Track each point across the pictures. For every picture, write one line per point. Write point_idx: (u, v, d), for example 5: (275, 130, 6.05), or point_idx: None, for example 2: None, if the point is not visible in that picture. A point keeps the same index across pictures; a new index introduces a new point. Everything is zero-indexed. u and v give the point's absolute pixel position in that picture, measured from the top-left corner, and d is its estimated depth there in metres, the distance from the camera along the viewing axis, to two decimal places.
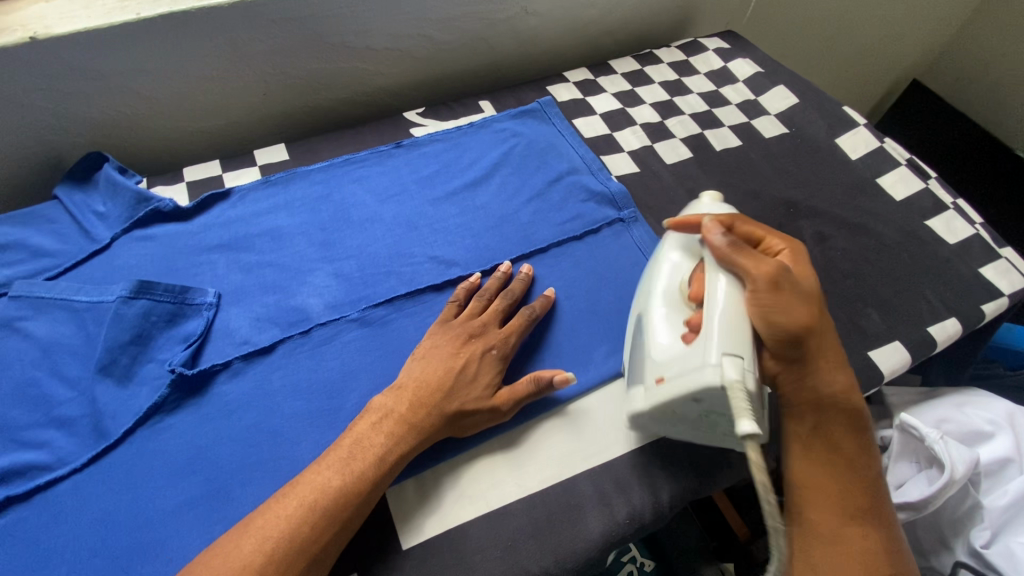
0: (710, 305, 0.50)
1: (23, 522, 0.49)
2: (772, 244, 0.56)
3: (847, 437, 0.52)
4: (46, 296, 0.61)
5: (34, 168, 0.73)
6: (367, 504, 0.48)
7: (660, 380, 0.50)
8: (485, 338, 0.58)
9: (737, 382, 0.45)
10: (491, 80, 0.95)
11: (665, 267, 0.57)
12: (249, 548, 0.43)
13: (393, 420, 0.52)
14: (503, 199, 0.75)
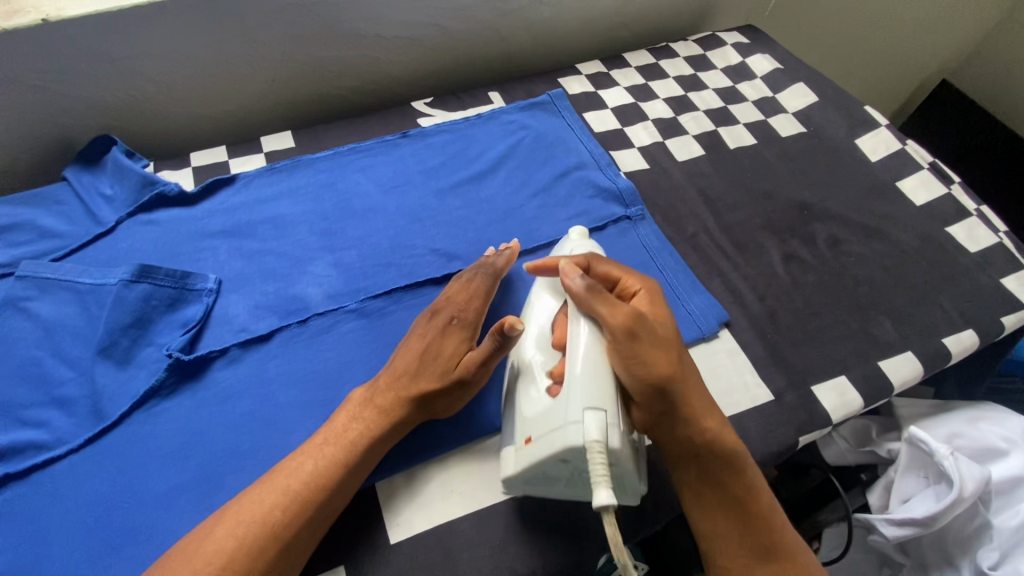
0: (571, 362, 0.48)
1: (20, 499, 0.50)
2: (629, 285, 0.54)
3: (733, 477, 0.50)
4: (51, 277, 0.61)
5: (46, 149, 0.74)
6: (344, 490, 0.48)
7: (529, 439, 0.48)
8: (452, 312, 0.57)
9: (596, 442, 0.43)
10: (503, 71, 0.94)
11: (536, 314, 0.55)
12: (223, 533, 0.44)
13: (363, 407, 0.52)
14: (507, 192, 0.74)
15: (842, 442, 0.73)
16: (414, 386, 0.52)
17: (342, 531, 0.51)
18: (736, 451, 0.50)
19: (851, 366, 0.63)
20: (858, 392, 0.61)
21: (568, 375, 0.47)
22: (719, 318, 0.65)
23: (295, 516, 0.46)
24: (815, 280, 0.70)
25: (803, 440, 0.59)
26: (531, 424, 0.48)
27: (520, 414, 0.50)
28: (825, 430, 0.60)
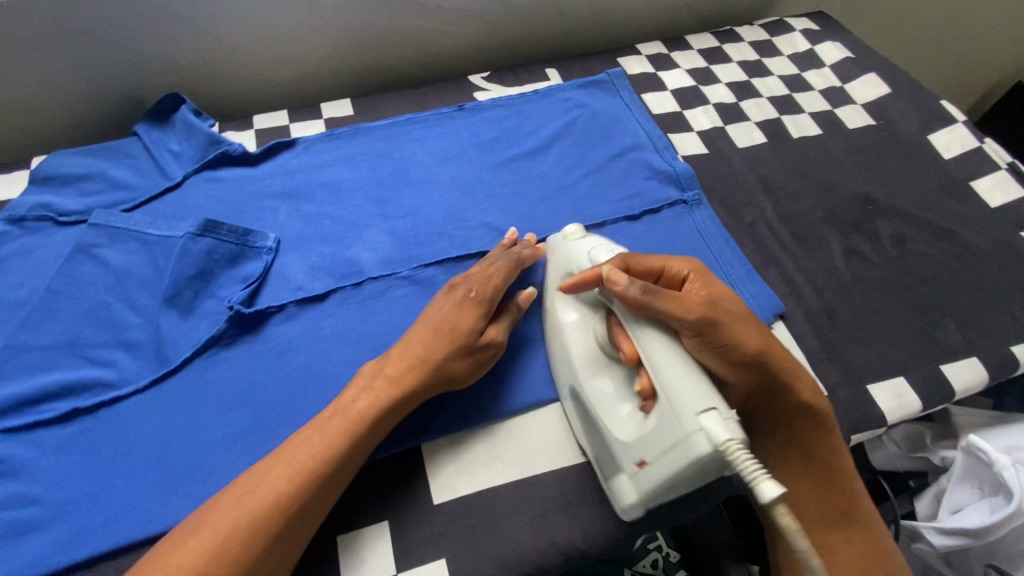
0: (654, 372, 0.45)
1: (89, 432, 0.52)
2: (673, 268, 0.53)
3: (820, 443, 0.51)
4: (122, 227, 0.64)
5: (118, 104, 0.77)
6: (348, 465, 0.47)
7: (647, 466, 0.45)
8: (467, 284, 0.57)
9: (730, 441, 0.40)
10: (560, 49, 0.93)
11: (572, 334, 0.54)
12: (229, 503, 0.43)
13: (366, 395, 0.50)
14: (562, 170, 0.73)
15: (892, 446, 0.71)
16: (431, 352, 0.52)
17: (388, 489, 0.52)
18: (827, 420, 0.51)
19: (910, 368, 0.61)
20: (917, 395, 0.59)
21: (663, 384, 0.44)
22: (774, 309, 0.63)
23: (309, 487, 0.45)
24: (876, 278, 0.67)
25: (855, 439, 0.57)
26: (638, 451, 0.46)
27: (616, 438, 0.48)
28: (879, 430, 0.58)
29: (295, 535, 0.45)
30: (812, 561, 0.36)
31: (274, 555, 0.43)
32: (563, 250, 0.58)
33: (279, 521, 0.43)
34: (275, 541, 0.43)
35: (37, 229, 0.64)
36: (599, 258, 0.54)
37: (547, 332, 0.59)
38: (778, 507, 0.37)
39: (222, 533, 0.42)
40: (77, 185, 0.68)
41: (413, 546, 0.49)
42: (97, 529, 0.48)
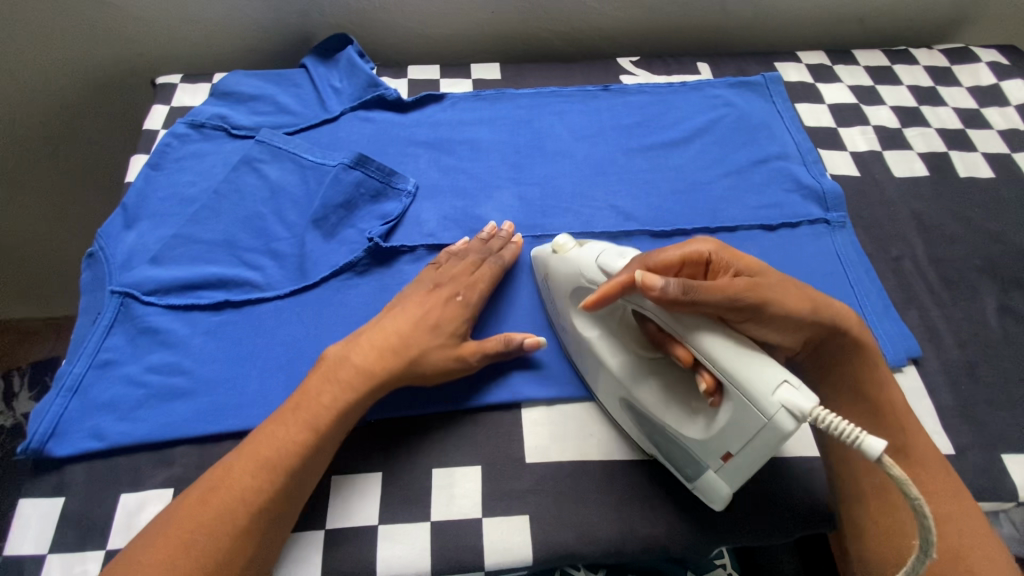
0: (719, 369, 0.41)
1: (233, 324, 0.58)
2: (694, 251, 0.47)
3: (867, 381, 0.51)
4: (284, 149, 0.69)
5: (292, 37, 0.83)
6: (319, 455, 0.48)
7: (741, 462, 0.43)
8: (444, 291, 0.56)
9: (819, 411, 0.38)
10: (712, 45, 0.90)
11: (601, 348, 0.51)
12: (193, 501, 0.44)
13: (387, 352, 0.51)
14: (700, 166, 0.72)
15: (1008, 527, 0.62)
16: (411, 346, 0.52)
17: (485, 438, 0.54)
18: (873, 359, 0.50)
19: None
20: None
21: (733, 377, 0.41)
22: (909, 352, 0.59)
23: (329, 400, 0.49)
24: None
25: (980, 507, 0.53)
26: (721, 449, 0.44)
27: (689, 435, 0.46)
28: (1009, 505, 0.53)
29: (327, 437, 0.48)
30: (925, 511, 0.36)
31: (317, 454, 0.47)
32: (557, 263, 0.54)
33: (311, 422, 0.48)
34: (310, 441, 0.47)
35: (211, 137, 0.71)
36: (613, 265, 0.48)
37: (568, 343, 0.56)
38: (885, 460, 0.36)
39: (260, 444, 0.47)
40: (249, 105, 0.74)
41: (502, 497, 0.51)
42: (230, 409, 0.53)
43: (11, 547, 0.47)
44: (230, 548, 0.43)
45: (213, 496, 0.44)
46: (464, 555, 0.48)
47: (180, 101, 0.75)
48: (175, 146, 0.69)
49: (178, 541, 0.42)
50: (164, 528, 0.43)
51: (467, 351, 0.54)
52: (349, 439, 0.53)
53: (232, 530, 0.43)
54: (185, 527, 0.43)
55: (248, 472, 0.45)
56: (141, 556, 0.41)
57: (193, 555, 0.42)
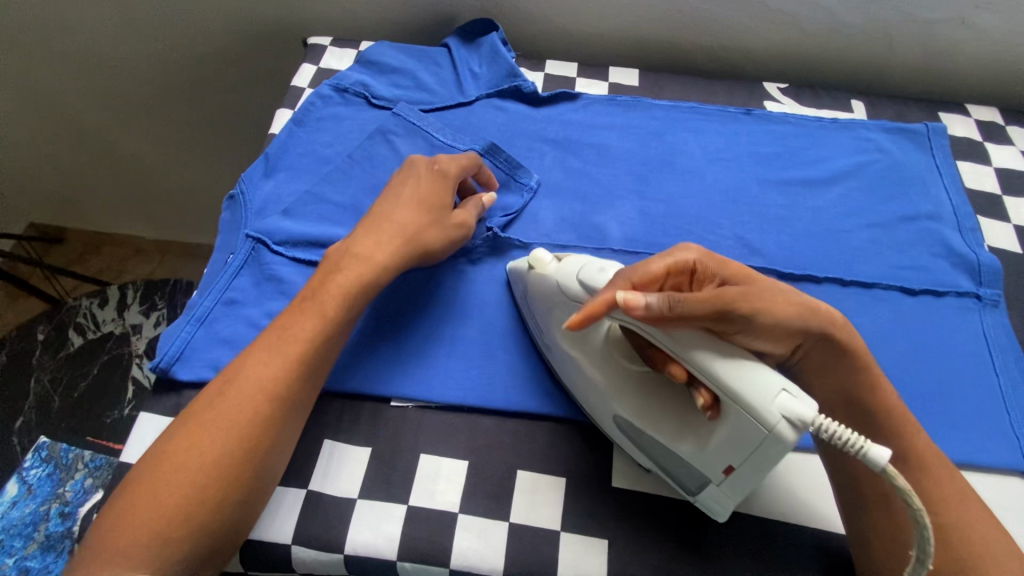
0: (712, 382, 0.39)
1: None
2: (678, 261, 0.46)
3: (856, 382, 0.46)
4: (417, 125, 0.70)
5: (438, 16, 0.84)
6: (332, 349, 0.50)
7: (744, 477, 0.42)
8: (407, 190, 0.57)
9: (823, 422, 0.36)
10: (867, 84, 0.83)
11: (585, 365, 0.50)
12: (216, 395, 0.45)
13: (390, 236, 0.54)
14: (840, 212, 0.67)
15: None
16: (408, 224, 0.55)
17: (573, 451, 0.52)
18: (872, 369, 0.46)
19: None
20: None
21: (725, 386, 0.39)
22: None
23: (336, 288, 0.51)
24: None
25: None
26: (725, 462, 0.42)
27: (691, 452, 0.44)
28: None
29: (335, 320, 0.50)
30: (925, 522, 0.36)
31: (327, 342, 0.49)
32: (535, 280, 0.52)
33: (320, 311, 0.50)
34: (320, 326, 0.49)
35: (351, 102, 0.73)
36: (595, 281, 0.46)
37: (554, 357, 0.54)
38: (889, 469, 0.36)
39: (273, 336, 0.49)
40: (391, 77, 0.76)
41: (585, 516, 0.49)
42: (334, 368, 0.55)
43: (128, 455, 0.51)
44: (252, 431, 0.44)
45: (231, 387, 0.46)
46: (536, 565, 0.47)
47: (327, 64, 0.78)
48: (318, 106, 0.72)
49: (201, 426, 0.44)
50: (188, 416, 0.45)
51: (462, 219, 0.58)
52: (439, 423, 0.53)
53: (250, 415, 0.45)
54: (207, 414, 0.44)
55: (261, 362, 0.47)
56: (167, 443, 0.44)
57: (214, 438, 0.43)
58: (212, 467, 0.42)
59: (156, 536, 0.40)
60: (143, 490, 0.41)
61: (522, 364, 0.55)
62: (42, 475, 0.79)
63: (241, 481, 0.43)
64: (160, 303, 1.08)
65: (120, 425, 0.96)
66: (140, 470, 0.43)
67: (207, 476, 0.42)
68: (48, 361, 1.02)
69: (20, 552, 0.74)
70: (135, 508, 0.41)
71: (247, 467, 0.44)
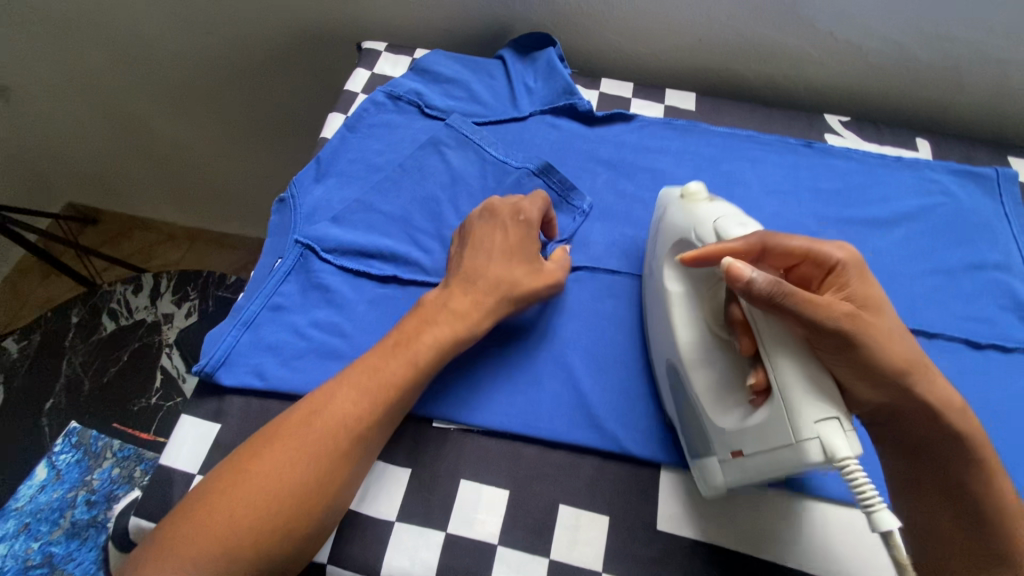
0: (775, 376, 0.41)
1: (393, 299, 0.59)
2: (823, 253, 0.45)
3: (949, 448, 0.43)
4: (470, 138, 0.69)
5: (494, 27, 0.83)
6: (413, 397, 0.49)
7: (742, 465, 0.44)
8: (496, 241, 0.55)
9: (852, 464, 0.38)
10: (931, 122, 0.81)
11: (676, 304, 0.51)
12: (300, 420, 0.46)
13: (483, 294, 0.53)
14: (902, 256, 0.64)
15: None
16: (501, 277, 0.54)
17: (618, 489, 0.50)
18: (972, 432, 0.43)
19: None
20: None
21: (784, 385, 0.40)
22: None
23: (427, 337, 0.50)
24: None
25: None
26: (737, 441, 0.44)
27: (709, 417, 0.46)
28: None
29: (422, 367, 0.49)
30: None
31: (410, 391, 0.49)
32: (682, 211, 0.53)
33: (411, 358, 0.49)
34: (408, 371, 0.48)
35: (404, 110, 0.72)
36: (728, 232, 0.47)
37: (650, 295, 0.56)
38: (892, 536, 0.38)
39: (362, 372, 0.48)
40: (444, 87, 0.75)
41: (628, 558, 0.48)
42: None
43: (168, 458, 0.51)
44: (327, 466, 0.45)
45: (317, 418, 0.46)
46: None
47: (381, 69, 0.77)
48: (371, 113, 0.71)
49: (282, 452, 0.44)
50: (269, 439, 0.45)
51: (553, 274, 0.56)
52: (482, 449, 0.52)
53: (327, 458, 0.45)
54: (289, 442, 0.45)
55: (347, 401, 0.47)
56: (246, 462, 0.44)
57: (292, 467, 0.44)
58: (286, 497, 0.43)
59: (223, 557, 0.41)
60: (218, 504, 0.42)
61: (567, 392, 0.54)
62: (71, 461, 0.80)
63: (307, 520, 0.43)
64: (193, 294, 1.09)
65: (147, 414, 0.96)
66: (217, 484, 0.43)
67: (278, 510, 0.43)
68: (80, 345, 1.03)
69: (46, 536, 0.74)
70: (208, 522, 0.42)
71: (317, 507, 0.44)
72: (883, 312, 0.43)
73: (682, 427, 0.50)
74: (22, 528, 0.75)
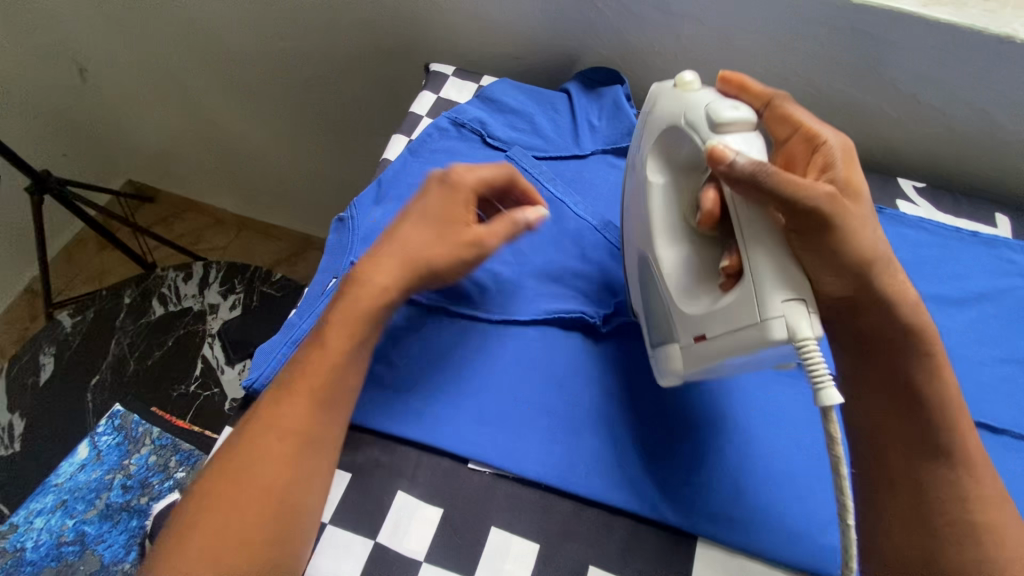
0: (748, 256, 0.42)
1: (441, 331, 0.59)
2: (815, 134, 0.49)
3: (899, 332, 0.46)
4: (529, 173, 0.69)
5: (563, 60, 0.83)
6: (348, 390, 0.51)
7: (696, 351, 0.46)
8: (409, 204, 0.56)
9: (809, 339, 0.39)
10: (1013, 196, 0.77)
11: (655, 195, 0.51)
12: (249, 438, 0.48)
13: (394, 275, 0.52)
14: (972, 341, 0.61)
15: None
16: (412, 248, 0.53)
17: (651, 557, 0.49)
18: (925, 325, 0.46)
19: None
20: None
21: (755, 266, 0.41)
22: None
23: (344, 318, 0.51)
24: None
25: None
26: (697, 323, 0.45)
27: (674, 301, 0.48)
28: None
29: (350, 349, 0.51)
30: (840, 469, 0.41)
31: (345, 372, 0.51)
32: (674, 97, 0.51)
33: (337, 354, 0.50)
34: (331, 361, 0.50)
35: (466, 137, 0.73)
36: (722, 113, 0.45)
37: (631, 189, 0.56)
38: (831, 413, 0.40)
39: (288, 375, 0.50)
40: (507, 116, 0.75)
41: None
42: (418, 419, 0.54)
43: None
44: (287, 474, 0.47)
45: (262, 430, 0.48)
46: None
47: (447, 94, 0.78)
48: (434, 138, 0.72)
49: (237, 471, 0.47)
50: (230, 468, 0.47)
51: (476, 236, 0.54)
52: (516, 497, 0.51)
53: (298, 460, 0.47)
54: (240, 461, 0.47)
55: (289, 403, 0.49)
56: (222, 496, 0.46)
57: (249, 484, 0.46)
58: (255, 513, 0.45)
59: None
60: (217, 541, 0.44)
61: (606, 450, 0.53)
62: (112, 443, 0.83)
63: (284, 529, 0.46)
64: (239, 287, 1.12)
65: (185, 402, 0.99)
66: (203, 525, 0.45)
67: (276, 523, 0.46)
68: (130, 326, 1.07)
69: (80, 515, 0.77)
70: (214, 558, 0.44)
71: (283, 514, 0.46)
72: (855, 195, 0.47)
73: (652, 320, 0.52)
74: (60, 504, 0.77)
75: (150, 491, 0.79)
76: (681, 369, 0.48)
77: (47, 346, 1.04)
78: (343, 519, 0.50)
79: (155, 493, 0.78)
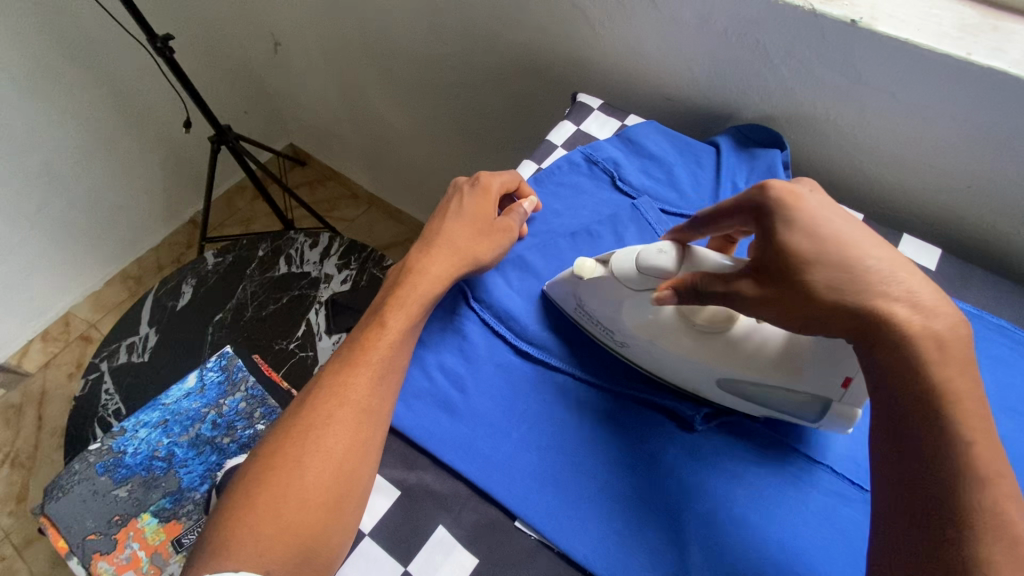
0: (800, 355, 0.49)
1: (521, 373, 0.57)
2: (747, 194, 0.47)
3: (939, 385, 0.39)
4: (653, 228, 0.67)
5: (718, 112, 0.78)
6: (401, 365, 0.54)
7: (833, 372, 0.48)
8: (449, 208, 0.62)
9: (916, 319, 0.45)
10: None
11: (694, 354, 0.53)
12: (317, 408, 0.50)
13: (447, 271, 0.58)
14: None
15: None
16: (461, 247, 0.59)
17: None
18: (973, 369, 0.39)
19: None
20: None
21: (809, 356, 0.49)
22: None
23: (408, 304, 0.56)
24: None
25: None
26: (799, 358, 0.49)
27: (772, 366, 0.50)
28: None
29: (406, 328, 0.55)
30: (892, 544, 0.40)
31: (401, 351, 0.54)
32: (585, 285, 0.56)
33: (398, 332, 0.54)
34: (387, 337, 0.54)
35: (597, 176, 0.71)
36: (648, 263, 0.52)
37: (642, 352, 0.56)
38: None
39: (352, 351, 0.53)
40: (645, 161, 0.72)
41: None
42: (478, 457, 0.53)
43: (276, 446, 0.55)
44: (354, 443, 0.49)
45: (332, 400, 0.50)
46: None
47: (588, 127, 0.77)
48: (564, 170, 0.71)
49: (312, 438, 0.49)
50: (294, 431, 0.49)
51: (507, 224, 0.62)
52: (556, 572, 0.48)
53: (355, 432, 0.49)
54: (310, 429, 0.49)
55: (349, 373, 0.52)
56: (287, 456, 0.48)
57: (322, 451, 0.48)
58: (328, 479, 0.47)
59: (286, 543, 0.45)
60: (279, 500, 0.46)
61: (667, 553, 0.48)
62: (214, 381, 0.91)
63: (351, 495, 0.48)
64: (354, 264, 1.18)
65: (283, 356, 1.08)
66: (268, 484, 0.47)
67: (334, 489, 0.47)
68: (257, 276, 1.18)
69: (175, 437, 0.86)
70: (278, 514, 0.46)
71: (350, 480, 0.48)
72: (823, 231, 0.42)
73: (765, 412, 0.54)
74: (161, 422, 0.87)
75: (232, 434, 0.87)
76: (825, 394, 0.49)
77: (191, 277, 1.17)
78: (383, 537, 0.50)
79: (236, 438, 0.86)
